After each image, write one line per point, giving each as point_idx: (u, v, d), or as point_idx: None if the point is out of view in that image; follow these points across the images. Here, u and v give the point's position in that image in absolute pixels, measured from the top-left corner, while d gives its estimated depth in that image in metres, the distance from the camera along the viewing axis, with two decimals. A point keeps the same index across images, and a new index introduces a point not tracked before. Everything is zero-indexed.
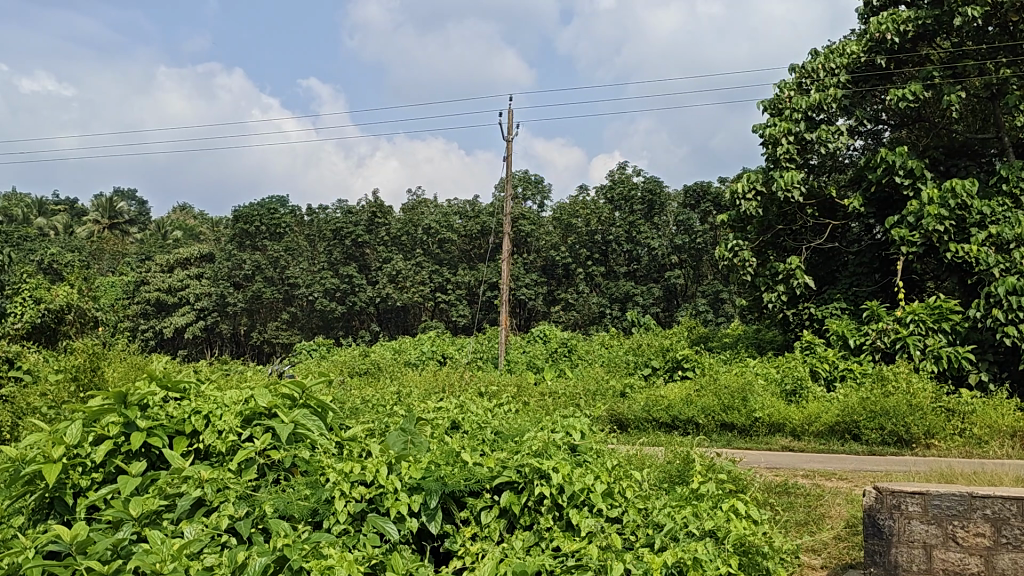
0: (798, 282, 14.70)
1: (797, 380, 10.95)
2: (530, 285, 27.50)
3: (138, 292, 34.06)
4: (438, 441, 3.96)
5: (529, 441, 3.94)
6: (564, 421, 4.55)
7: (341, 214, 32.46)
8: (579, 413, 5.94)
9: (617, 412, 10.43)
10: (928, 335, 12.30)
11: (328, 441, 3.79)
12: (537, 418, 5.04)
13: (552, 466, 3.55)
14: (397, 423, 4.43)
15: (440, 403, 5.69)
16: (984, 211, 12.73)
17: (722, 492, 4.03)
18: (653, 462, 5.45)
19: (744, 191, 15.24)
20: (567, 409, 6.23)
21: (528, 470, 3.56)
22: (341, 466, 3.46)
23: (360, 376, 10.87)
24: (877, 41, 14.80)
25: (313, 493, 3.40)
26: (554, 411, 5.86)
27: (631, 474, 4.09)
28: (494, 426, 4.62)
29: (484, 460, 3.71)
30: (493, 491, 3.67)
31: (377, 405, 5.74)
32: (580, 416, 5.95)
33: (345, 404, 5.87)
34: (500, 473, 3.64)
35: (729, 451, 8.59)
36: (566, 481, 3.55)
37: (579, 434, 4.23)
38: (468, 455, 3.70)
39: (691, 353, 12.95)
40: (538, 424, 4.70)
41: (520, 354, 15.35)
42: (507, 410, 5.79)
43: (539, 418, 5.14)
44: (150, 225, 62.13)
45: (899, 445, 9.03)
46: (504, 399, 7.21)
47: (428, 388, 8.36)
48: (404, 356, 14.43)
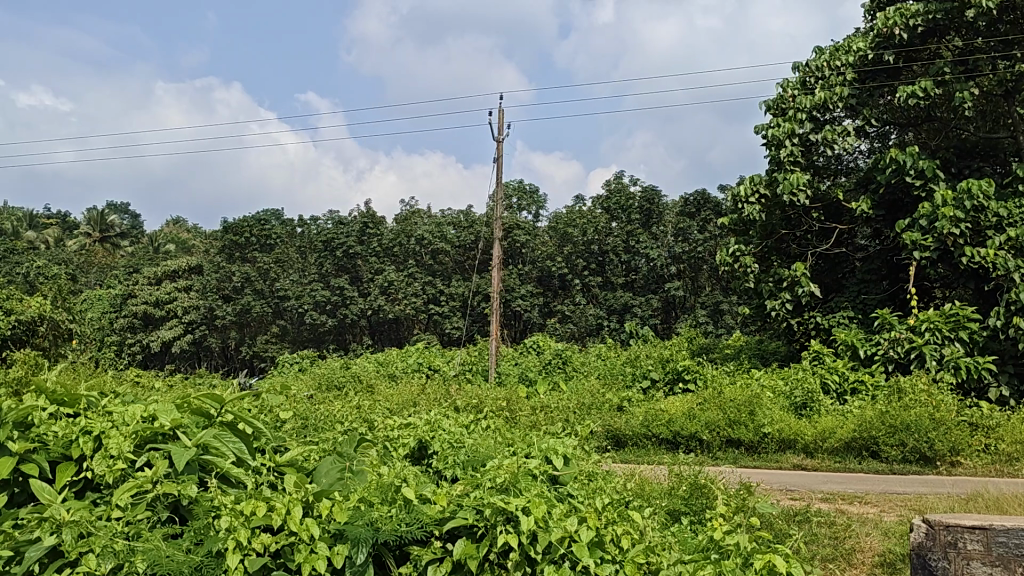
0: (805, 290, 13.92)
1: (807, 393, 10.17)
2: (526, 296, 26.77)
3: (125, 306, 33.28)
4: (380, 470, 3.22)
5: (495, 471, 3.19)
6: (545, 444, 3.79)
7: (332, 225, 31.71)
8: (565, 434, 5.22)
9: (613, 427, 9.65)
10: (944, 344, 11.49)
11: (243, 470, 3.06)
12: (513, 439, 4.32)
13: (521, 508, 2.78)
14: (346, 446, 3.68)
15: (406, 420, 4.94)
16: (1001, 212, 11.94)
17: (748, 537, 3.25)
18: (651, 492, 4.71)
19: (745, 194, 14.49)
20: (550, 427, 5.51)
21: (491, 512, 2.80)
22: (242, 508, 2.74)
23: (333, 390, 10.05)
24: (885, 37, 14.03)
25: (204, 543, 2.68)
26: (534, 429, 5.15)
27: (629, 513, 3.33)
28: (465, 448, 3.89)
29: (435, 496, 2.95)
30: (446, 537, 2.89)
31: (333, 425, 4.97)
32: (568, 437, 5.22)
33: (299, 422, 5.10)
34: (454, 515, 2.87)
35: (735, 471, 7.85)
36: (541, 527, 2.79)
37: (561, 463, 3.47)
38: (414, 492, 2.94)
39: (692, 364, 12.20)
40: (514, 446, 3.96)
41: (512, 366, 14.58)
42: (483, 429, 5.04)
43: (518, 438, 4.42)
44: (143, 238, 61.27)
45: (922, 463, 8.26)
46: (488, 415, 6.47)
47: (407, 403, 7.61)
48: (388, 368, 13.64)
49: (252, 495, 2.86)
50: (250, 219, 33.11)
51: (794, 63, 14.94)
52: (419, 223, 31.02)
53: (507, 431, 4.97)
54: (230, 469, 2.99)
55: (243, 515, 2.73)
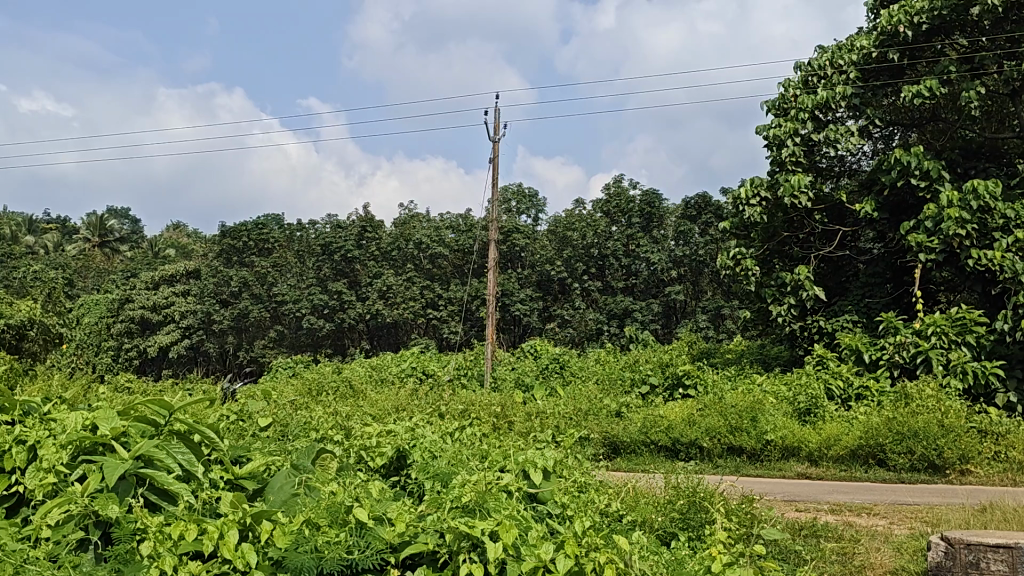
0: (808, 294, 13.62)
1: (811, 398, 9.88)
2: (524, 301, 26.49)
3: (122, 310, 33.01)
4: (334, 488, 2.98)
5: (461, 490, 2.96)
6: (522, 460, 3.56)
7: (330, 229, 31.44)
8: (549, 449, 4.91)
9: (611, 434, 9.35)
10: (951, 348, 11.19)
11: (185, 485, 2.81)
12: (491, 455, 4.04)
13: (488, 531, 2.56)
14: (305, 461, 3.43)
15: (384, 427, 4.66)
16: (1008, 214, 11.61)
17: (747, 567, 2.98)
18: (643, 508, 4.41)
19: (747, 196, 14.21)
20: (536, 437, 5.21)
21: (452, 537, 2.57)
22: (170, 531, 2.50)
23: (322, 395, 9.76)
24: (889, 35, 13.73)
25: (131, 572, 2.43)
26: (518, 441, 4.86)
27: (607, 535, 3.11)
28: (439, 465, 3.65)
29: (392, 519, 2.72)
30: (403, 564, 2.66)
31: (306, 436, 4.68)
32: (550, 450, 4.91)
33: (275, 432, 4.82)
34: (413, 538, 2.65)
35: (735, 480, 7.56)
36: (510, 556, 2.57)
37: (539, 479, 3.38)
38: (369, 513, 2.71)
39: (693, 370, 11.90)
40: (490, 459, 3.73)
41: (509, 370, 14.28)
42: (464, 438, 4.76)
43: (497, 452, 4.15)
44: (142, 243, 60.97)
45: (930, 472, 7.96)
46: (476, 421, 6.17)
47: (395, 410, 7.31)
48: (381, 373, 13.33)
49: (184, 516, 2.61)
50: (248, 223, 32.85)
51: (796, 63, 14.64)
52: (418, 227, 30.73)
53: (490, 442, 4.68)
54: (169, 484, 2.74)
55: (170, 539, 2.50)
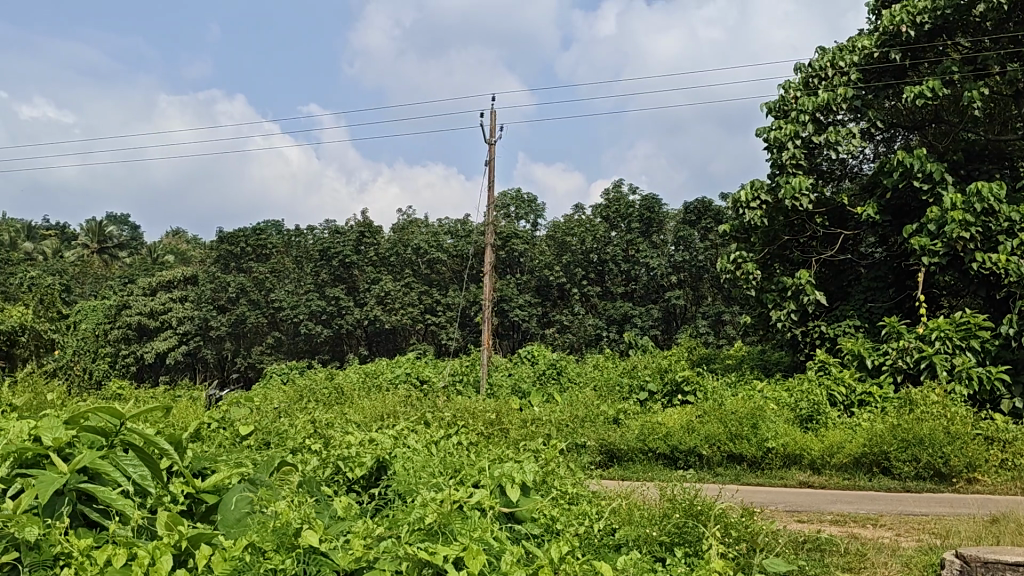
0: (809, 298, 13.39)
1: (813, 404, 9.64)
2: (523, 306, 26.25)
3: (119, 317, 32.79)
4: (286, 507, 2.81)
5: (421, 512, 2.89)
6: (489, 475, 3.68)
7: (328, 234, 31.24)
8: (536, 462, 4.67)
9: (608, 441, 9.12)
10: (955, 353, 10.94)
11: (127, 502, 2.63)
12: (471, 473, 3.81)
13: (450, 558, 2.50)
14: (267, 477, 3.24)
15: (365, 436, 4.44)
16: (1013, 217, 11.38)
17: None
18: (635, 524, 4.16)
19: (747, 199, 13.99)
20: (522, 450, 4.96)
21: (409, 564, 2.49)
22: (95, 557, 2.31)
23: (312, 402, 9.51)
24: (891, 35, 13.51)
25: None
26: (504, 452, 4.63)
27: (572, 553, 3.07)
28: (405, 483, 3.58)
29: (345, 544, 2.60)
30: None
31: (283, 447, 4.45)
32: (536, 465, 4.67)
33: (251, 445, 4.59)
34: (367, 565, 2.54)
35: (734, 490, 7.34)
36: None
37: (515, 497, 3.49)
38: (317, 541, 2.58)
39: (692, 376, 11.68)
40: (458, 478, 3.68)
41: (505, 376, 14.05)
42: (448, 447, 4.53)
43: (476, 470, 3.92)
44: (140, 250, 60.74)
45: (937, 480, 7.73)
46: (466, 429, 5.94)
47: (385, 417, 7.08)
48: (376, 379, 13.10)
49: (116, 539, 2.45)
50: (246, 229, 32.64)
51: (796, 64, 14.43)
52: (416, 232, 30.52)
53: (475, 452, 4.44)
54: (110, 501, 2.56)
55: (94, 566, 2.31)
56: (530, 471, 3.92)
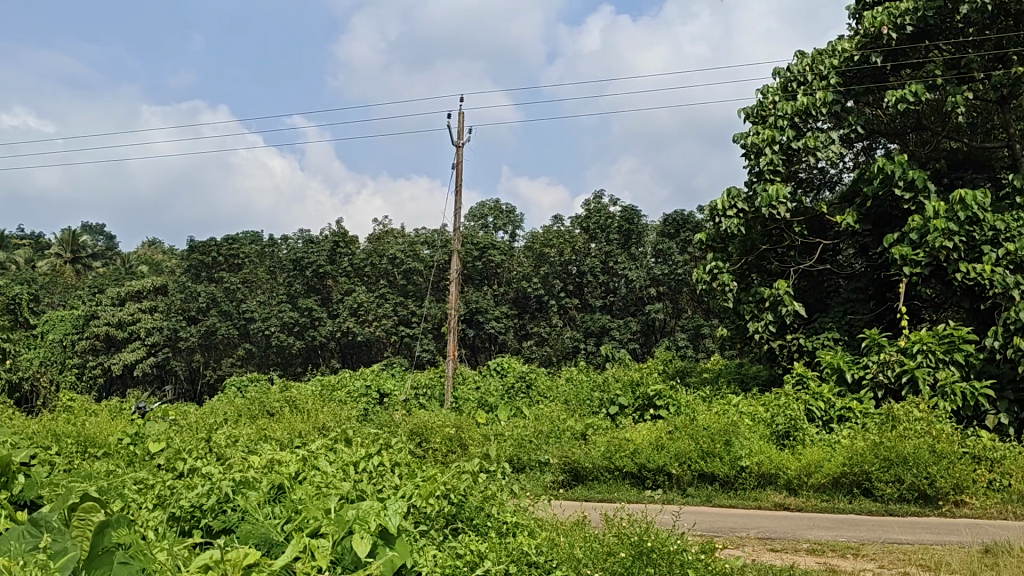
0: (787, 310, 12.89)
1: (790, 421, 9.09)
2: (499, 318, 25.60)
3: (87, 327, 31.99)
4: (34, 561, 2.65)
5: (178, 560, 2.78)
6: (348, 514, 3.19)
7: (302, 244, 30.58)
8: (462, 495, 4.11)
9: (572, 459, 8.57)
10: (938, 367, 10.40)
11: None
12: (316, 523, 3.17)
13: None
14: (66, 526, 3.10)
15: (272, 458, 3.88)
16: (998, 226, 10.86)
17: None
18: (574, 567, 3.64)
19: (724, 207, 13.50)
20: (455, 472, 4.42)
21: None
22: None
23: (259, 420, 8.90)
24: (872, 38, 13.06)
25: None
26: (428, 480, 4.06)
27: None
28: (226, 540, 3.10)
29: None
30: None
31: (171, 475, 3.87)
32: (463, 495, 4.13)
33: (141, 478, 4.01)
34: None
35: (691, 515, 6.80)
36: None
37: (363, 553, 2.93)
38: None
39: (664, 390, 11.16)
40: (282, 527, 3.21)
41: (472, 388, 13.43)
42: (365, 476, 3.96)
43: (325, 516, 3.23)
44: (114, 260, 59.60)
45: (922, 503, 7.21)
46: (404, 449, 5.33)
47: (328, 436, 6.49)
48: (337, 392, 12.48)
49: None
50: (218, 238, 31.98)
51: (775, 69, 13.94)
52: (393, 242, 29.95)
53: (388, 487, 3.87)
54: None
55: None
56: (396, 512, 3.29)
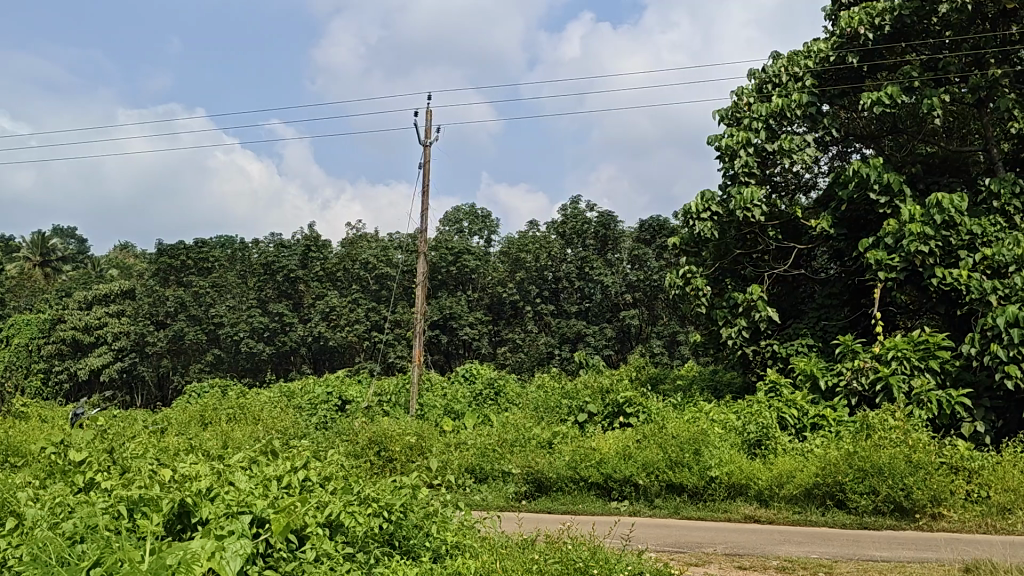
0: (761, 315, 12.60)
1: (762, 429, 8.80)
2: (473, 324, 25.13)
3: (53, 331, 31.36)
4: None
5: None
6: (184, 551, 2.82)
7: (273, 247, 30.07)
8: (396, 515, 3.74)
9: (535, 469, 8.22)
10: (914, 374, 10.14)
11: None
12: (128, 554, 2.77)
13: None
14: None
15: (184, 473, 3.51)
16: (975, 230, 10.61)
17: None
18: None
19: (697, 210, 13.20)
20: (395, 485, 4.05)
21: None
22: None
23: (210, 431, 8.46)
24: (848, 38, 12.81)
25: None
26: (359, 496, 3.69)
27: None
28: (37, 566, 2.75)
29: None
30: None
31: (69, 492, 3.50)
32: (394, 514, 3.76)
33: (41, 494, 3.62)
34: None
35: (651, 528, 6.46)
36: None
37: None
38: None
39: (635, 397, 10.84)
40: (112, 548, 2.86)
41: (438, 394, 13.03)
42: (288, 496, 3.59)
43: (141, 554, 2.84)
44: (84, 263, 58.56)
45: (898, 516, 6.91)
46: (345, 464, 4.94)
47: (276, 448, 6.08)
48: (298, 398, 12.04)
49: None
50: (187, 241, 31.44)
51: (750, 70, 13.68)
52: (366, 246, 29.59)
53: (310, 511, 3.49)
54: None
55: None
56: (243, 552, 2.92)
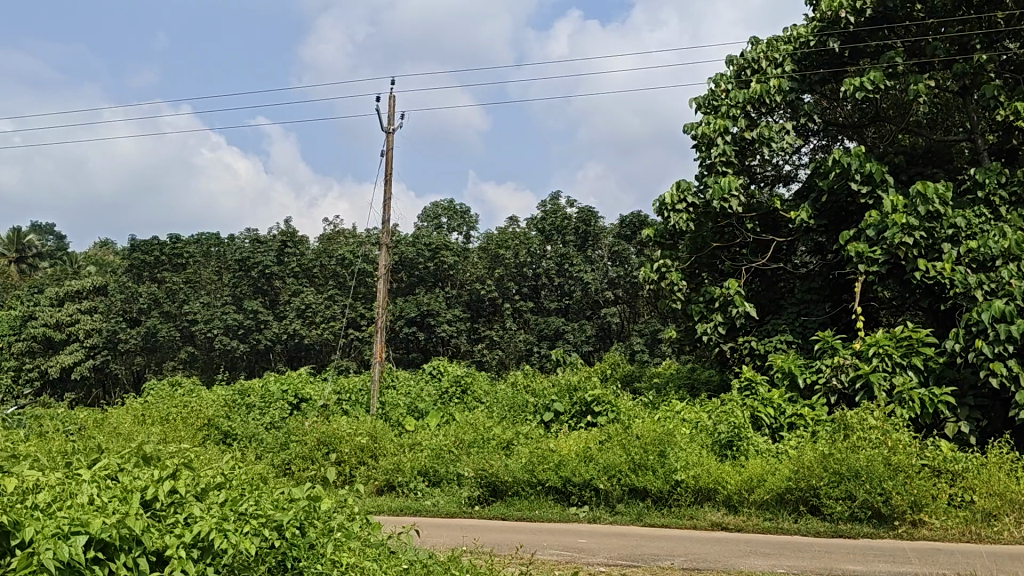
0: (738, 311, 12.11)
1: (734, 429, 8.30)
2: (451, 321, 24.51)
3: (24, 329, 30.57)
4: None
5: None
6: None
7: (249, 243, 29.35)
8: (288, 536, 3.21)
9: (490, 472, 7.70)
10: (895, 372, 9.66)
11: None
12: None
13: None
14: None
15: (25, 485, 2.96)
16: (959, 222, 10.13)
17: None
18: None
19: (672, 201, 12.65)
20: (292, 492, 3.50)
21: None
22: None
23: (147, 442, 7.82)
24: (829, 22, 12.30)
25: None
26: (240, 511, 3.15)
27: None
28: None
29: None
30: None
31: None
32: (280, 532, 3.21)
33: None
34: None
35: (606, 538, 5.90)
36: None
37: None
38: None
39: (603, 395, 10.32)
40: None
41: (402, 392, 12.45)
42: (151, 514, 3.05)
43: None
44: (61, 260, 57.54)
45: (875, 523, 6.41)
46: (250, 474, 4.39)
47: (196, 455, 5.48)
48: (254, 397, 11.42)
49: None
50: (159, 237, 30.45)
51: (728, 56, 13.15)
52: (343, 242, 29.08)
53: (174, 529, 2.95)
54: None
55: None
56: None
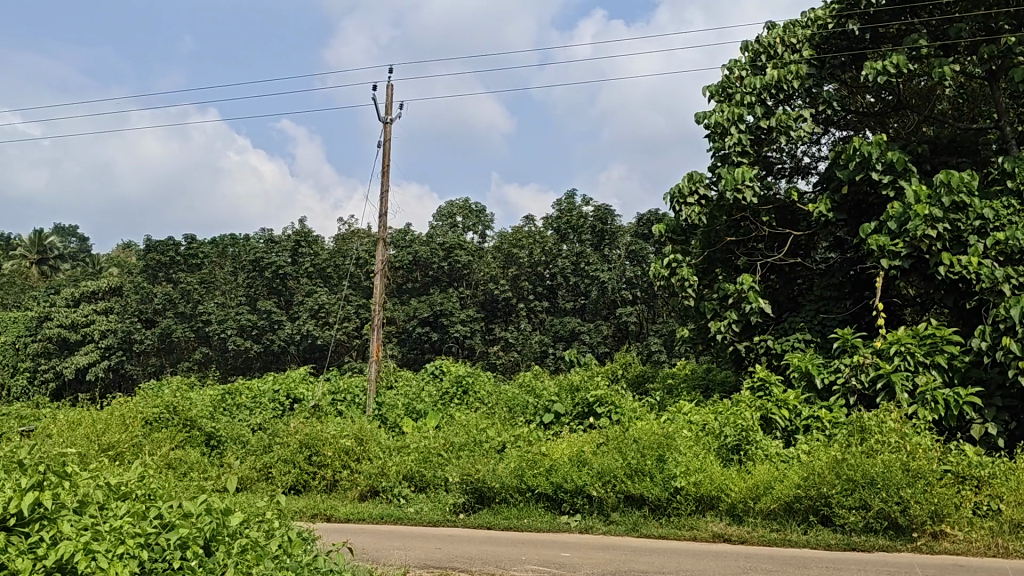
0: (753, 308, 11.51)
1: (742, 432, 7.75)
2: (464, 321, 23.91)
3: (40, 329, 30.11)
4: None
5: None
6: None
7: (262, 242, 28.96)
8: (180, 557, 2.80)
9: (477, 478, 7.21)
10: (918, 371, 9.04)
11: None
12: None
13: None
14: None
15: None
16: (987, 213, 9.48)
17: None
18: None
19: (685, 193, 12.08)
20: (191, 506, 3.10)
21: None
22: None
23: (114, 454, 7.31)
24: (848, 4, 11.69)
25: None
26: (122, 528, 2.80)
27: None
28: None
29: None
30: None
31: None
32: (174, 550, 2.86)
33: None
34: None
35: (592, 552, 5.36)
36: None
37: None
38: None
39: (607, 395, 9.80)
40: None
41: (401, 392, 11.93)
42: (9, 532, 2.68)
43: None
44: (84, 261, 57.57)
45: (892, 534, 5.85)
46: (176, 482, 3.94)
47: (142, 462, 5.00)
48: (245, 401, 10.91)
49: None
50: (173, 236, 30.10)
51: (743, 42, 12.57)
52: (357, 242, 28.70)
53: (36, 549, 2.59)
54: None
55: None
56: None
